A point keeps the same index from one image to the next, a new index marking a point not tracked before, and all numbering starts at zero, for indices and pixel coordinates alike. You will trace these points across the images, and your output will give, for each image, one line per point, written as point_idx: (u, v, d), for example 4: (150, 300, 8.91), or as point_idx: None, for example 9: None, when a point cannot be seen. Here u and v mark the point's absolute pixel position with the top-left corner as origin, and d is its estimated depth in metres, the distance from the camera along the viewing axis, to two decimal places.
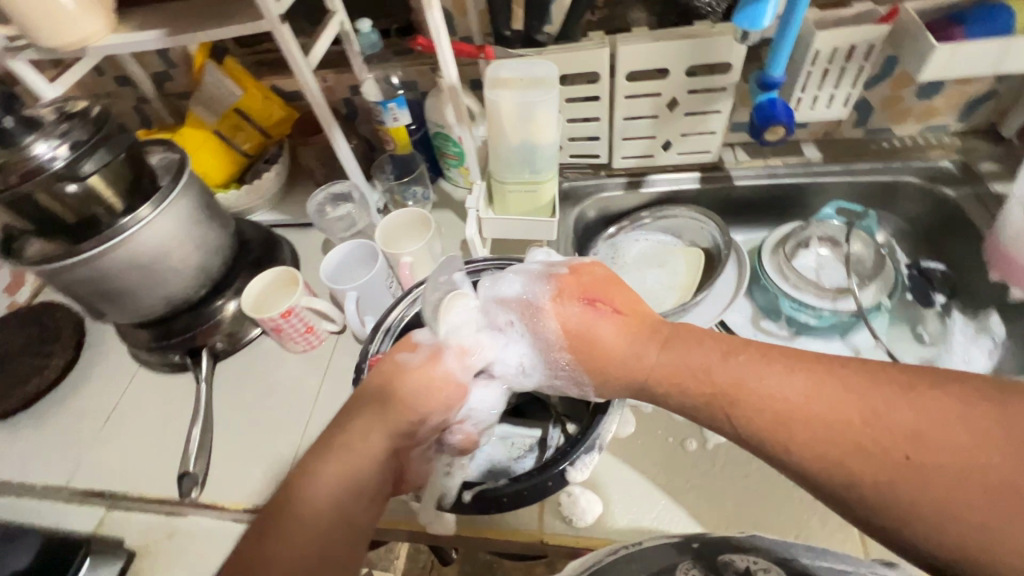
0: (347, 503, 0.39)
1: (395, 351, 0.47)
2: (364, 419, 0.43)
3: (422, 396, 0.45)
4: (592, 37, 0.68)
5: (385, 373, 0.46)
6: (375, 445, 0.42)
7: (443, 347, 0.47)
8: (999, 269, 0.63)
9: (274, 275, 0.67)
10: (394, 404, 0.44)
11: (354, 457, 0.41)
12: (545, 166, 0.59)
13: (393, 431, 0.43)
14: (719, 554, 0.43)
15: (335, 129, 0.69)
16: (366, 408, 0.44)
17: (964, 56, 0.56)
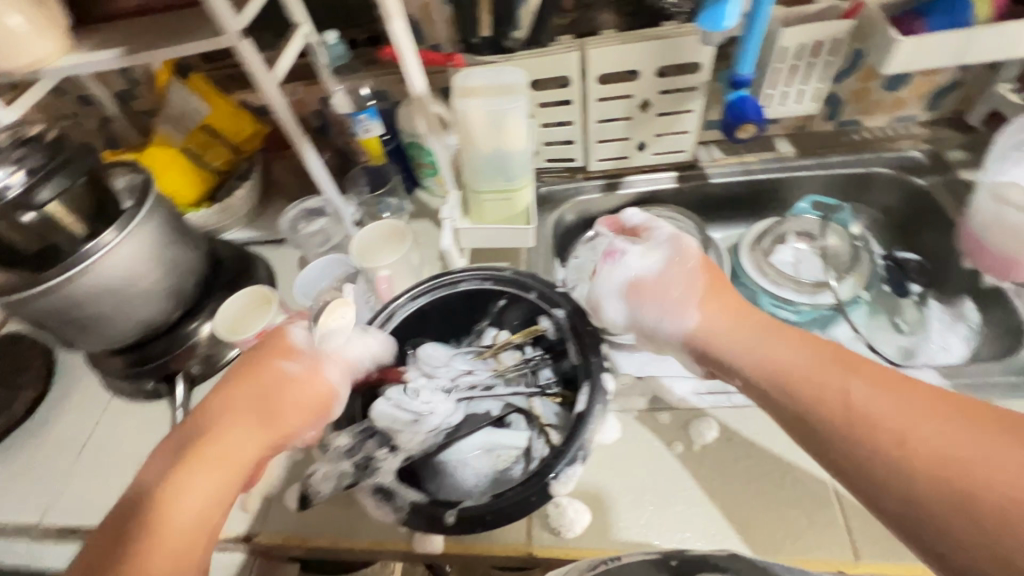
0: (212, 512, 0.40)
1: (268, 357, 0.48)
2: (234, 430, 0.44)
3: (294, 407, 0.46)
4: (561, 41, 0.68)
5: (258, 381, 0.47)
6: (241, 455, 0.43)
7: (320, 362, 0.49)
8: (973, 257, 0.64)
9: (249, 294, 0.67)
10: (271, 413, 0.45)
11: (224, 471, 0.42)
12: (520, 173, 0.59)
13: (261, 442, 0.44)
14: (696, 570, 0.44)
15: (305, 143, 0.68)
16: (233, 419, 0.44)
17: (926, 49, 0.56)
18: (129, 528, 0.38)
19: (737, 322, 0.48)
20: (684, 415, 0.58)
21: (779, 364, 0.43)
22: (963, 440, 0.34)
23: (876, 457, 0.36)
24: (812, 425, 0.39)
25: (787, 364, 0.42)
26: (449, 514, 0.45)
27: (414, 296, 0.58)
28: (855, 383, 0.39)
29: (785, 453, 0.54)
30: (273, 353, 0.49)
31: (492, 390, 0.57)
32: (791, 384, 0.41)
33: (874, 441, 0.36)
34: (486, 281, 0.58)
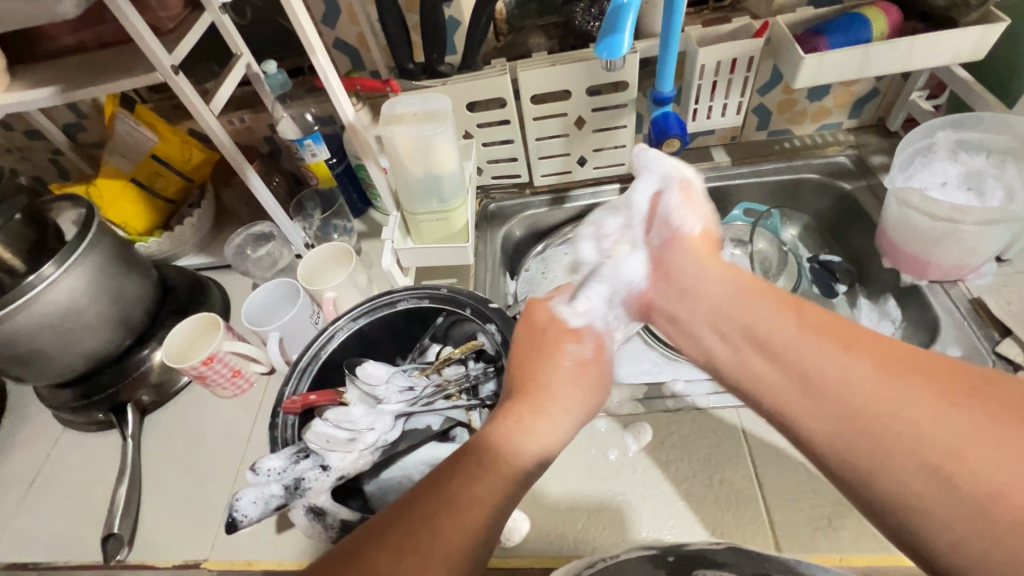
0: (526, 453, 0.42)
1: (561, 334, 0.52)
2: (557, 402, 0.47)
3: (585, 383, 0.49)
4: (494, 64, 0.70)
5: (555, 345, 0.51)
6: (562, 426, 0.46)
7: (600, 340, 0.54)
8: (890, 257, 0.67)
9: (194, 322, 0.67)
10: (571, 379, 0.49)
11: (548, 431, 0.44)
12: (453, 194, 0.61)
13: (578, 411, 0.48)
14: (691, 566, 0.45)
15: (249, 171, 0.69)
16: (567, 382, 0.49)
17: (830, 63, 0.60)
18: (472, 461, 0.40)
19: (707, 270, 0.51)
20: (619, 422, 0.60)
21: (745, 312, 0.46)
22: (956, 422, 0.33)
23: (815, 397, 0.38)
24: (788, 370, 0.41)
25: (746, 307, 0.46)
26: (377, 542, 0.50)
27: (355, 317, 0.59)
28: (816, 335, 0.41)
29: (713, 454, 0.56)
30: (560, 324, 0.53)
31: (432, 405, 0.55)
32: (752, 316, 0.45)
33: (822, 385, 0.38)
34: (424, 299, 0.60)
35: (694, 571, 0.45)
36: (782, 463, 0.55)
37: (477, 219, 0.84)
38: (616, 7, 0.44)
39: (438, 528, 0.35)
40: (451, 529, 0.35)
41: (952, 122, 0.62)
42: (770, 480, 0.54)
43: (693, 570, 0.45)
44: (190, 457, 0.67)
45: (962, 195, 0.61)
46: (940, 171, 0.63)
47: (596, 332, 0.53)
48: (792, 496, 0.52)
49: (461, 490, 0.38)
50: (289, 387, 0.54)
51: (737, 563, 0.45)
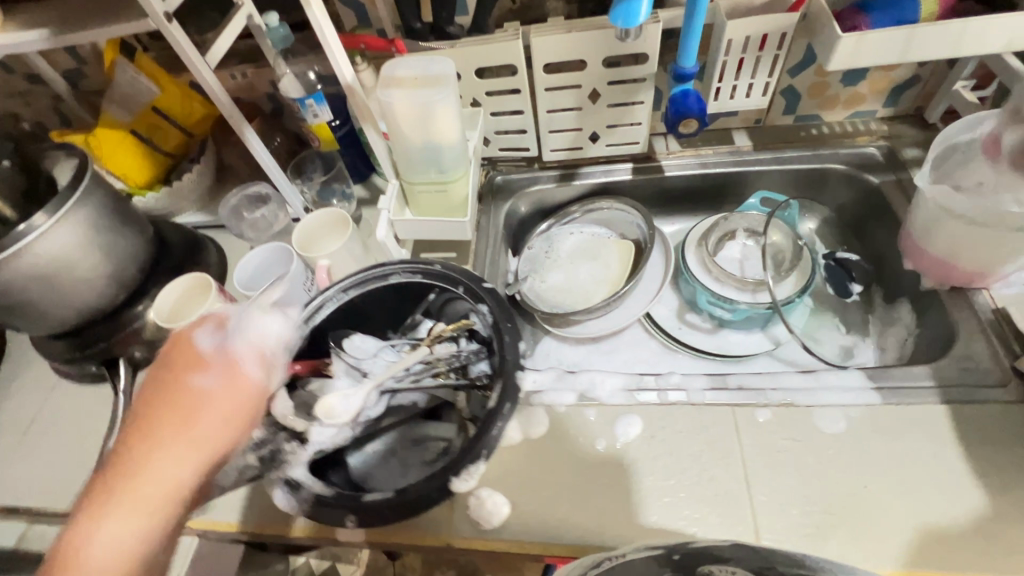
0: (142, 536, 0.38)
1: (188, 372, 0.44)
2: (117, 517, 0.38)
3: (187, 441, 0.41)
4: (506, 28, 0.66)
5: (160, 406, 0.43)
6: (165, 482, 0.40)
7: (236, 354, 0.46)
8: (912, 257, 0.64)
9: (186, 282, 0.66)
10: (193, 444, 0.42)
11: (99, 563, 0.36)
12: (453, 165, 0.58)
13: (197, 465, 0.41)
14: (698, 564, 0.37)
15: (246, 129, 0.67)
16: (115, 503, 0.38)
17: (869, 44, 0.55)
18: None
19: None
20: (610, 411, 0.58)
21: None
22: None
23: None
24: None
25: None
26: (350, 520, 0.46)
27: (344, 288, 0.57)
28: None
29: (703, 451, 0.54)
30: (190, 372, 0.45)
31: (420, 382, 0.56)
32: None
33: None
34: (416, 274, 0.58)
35: (701, 570, 0.37)
36: (775, 466, 0.53)
37: (482, 192, 0.82)
38: None
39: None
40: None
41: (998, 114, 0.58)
42: (761, 483, 0.52)
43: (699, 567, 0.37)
44: None
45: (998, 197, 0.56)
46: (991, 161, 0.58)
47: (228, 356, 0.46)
48: (784, 501, 0.51)
49: None
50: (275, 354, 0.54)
51: (747, 559, 0.36)
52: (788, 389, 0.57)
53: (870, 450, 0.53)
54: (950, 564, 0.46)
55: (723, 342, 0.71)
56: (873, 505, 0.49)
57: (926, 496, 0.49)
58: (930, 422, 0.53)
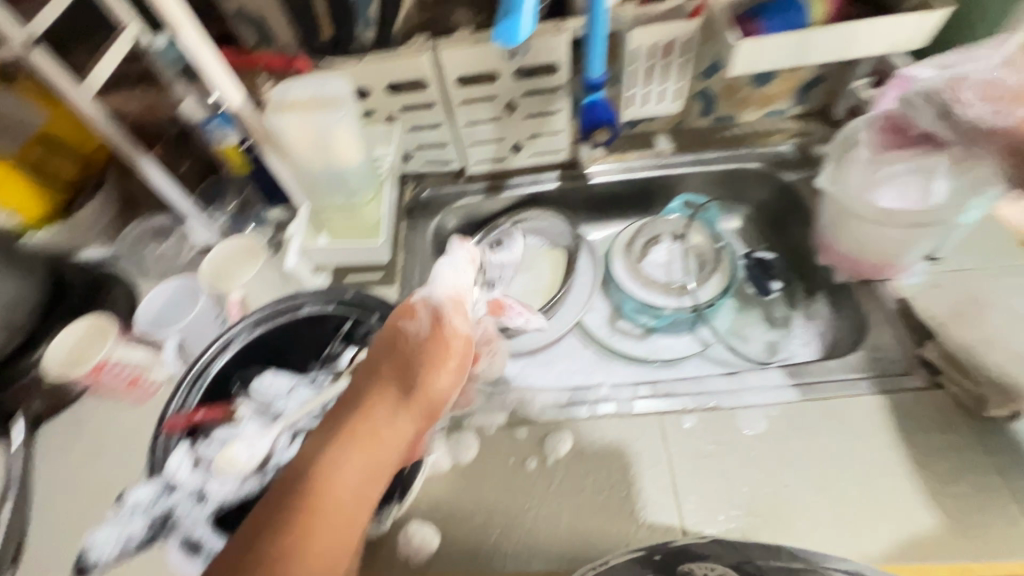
0: (365, 485, 0.40)
1: (394, 316, 0.47)
2: (343, 454, 0.40)
3: (426, 370, 0.45)
4: (413, 41, 0.64)
5: (393, 351, 0.46)
6: (391, 431, 0.43)
7: (442, 311, 0.48)
8: (824, 254, 0.65)
9: (86, 325, 0.61)
10: (406, 399, 0.44)
11: (336, 494, 0.39)
12: (360, 188, 0.56)
13: (415, 417, 0.44)
14: (679, 562, 0.44)
15: (140, 157, 0.63)
16: (341, 441, 0.41)
17: (765, 50, 0.56)
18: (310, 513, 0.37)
19: None
20: (540, 429, 0.57)
21: None
22: None
23: None
24: None
25: None
26: None
27: (255, 322, 0.55)
28: None
29: (633, 463, 0.54)
30: (400, 330, 0.47)
31: None
32: None
33: None
34: (330, 304, 0.56)
35: (681, 566, 0.43)
36: (702, 471, 0.53)
37: (409, 209, 0.79)
38: None
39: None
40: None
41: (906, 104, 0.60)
42: (690, 490, 0.52)
43: (681, 566, 0.43)
44: (88, 470, 0.62)
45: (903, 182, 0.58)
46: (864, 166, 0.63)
47: (432, 305, 0.48)
48: (711, 507, 0.51)
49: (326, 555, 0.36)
50: (176, 402, 0.50)
51: (721, 555, 0.43)
52: (713, 393, 0.57)
53: (791, 447, 0.54)
54: (868, 555, 0.47)
55: (653, 348, 0.71)
56: (795, 503, 0.50)
57: (844, 488, 0.51)
58: (843, 416, 0.55)
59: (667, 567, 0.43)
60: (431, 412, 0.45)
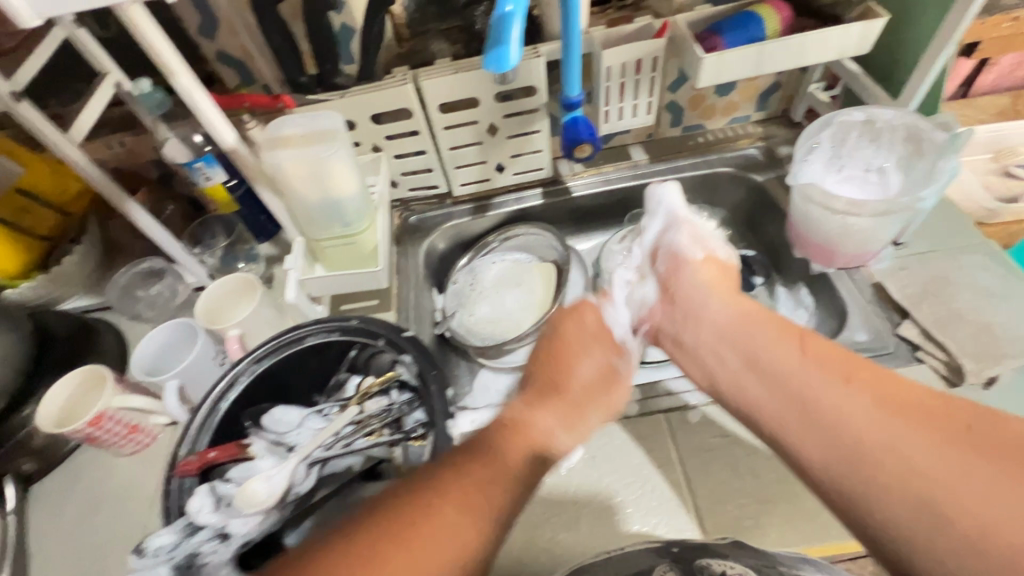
0: (564, 435, 0.52)
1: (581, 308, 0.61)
2: (547, 414, 0.52)
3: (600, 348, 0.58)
4: (394, 73, 0.66)
5: (580, 329, 0.60)
6: (586, 394, 0.55)
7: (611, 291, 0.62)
8: (800, 247, 0.69)
9: (80, 376, 0.60)
10: (559, 390, 0.54)
11: (536, 442, 0.49)
12: (356, 217, 0.57)
13: (605, 385, 0.56)
14: (696, 558, 0.44)
15: (128, 203, 0.63)
16: (542, 402, 0.53)
17: (728, 63, 0.60)
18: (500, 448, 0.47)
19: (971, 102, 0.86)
20: None
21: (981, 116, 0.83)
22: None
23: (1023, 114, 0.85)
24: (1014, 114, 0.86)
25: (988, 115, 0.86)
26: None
27: (259, 357, 0.54)
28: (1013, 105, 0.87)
29: (643, 462, 0.56)
30: (584, 331, 0.59)
31: (352, 445, 0.52)
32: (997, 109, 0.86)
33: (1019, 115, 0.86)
34: (333, 333, 0.56)
35: (699, 563, 0.44)
36: (709, 464, 0.55)
37: (399, 234, 0.81)
38: (500, 17, 0.42)
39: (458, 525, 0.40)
40: (451, 528, 0.39)
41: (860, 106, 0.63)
42: (702, 484, 0.54)
43: (698, 560, 0.44)
44: (87, 527, 0.60)
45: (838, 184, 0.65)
46: (824, 163, 0.65)
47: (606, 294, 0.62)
48: (722, 497, 0.53)
49: (487, 480, 0.43)
50: (185, 447, 0.50)
51: (741, 555, 0.44)
52: None
53: None
54: None
55: None
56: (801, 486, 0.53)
57: None
58: None
59: (684, 560, 0.44)
60: (612, 378, 0.57)
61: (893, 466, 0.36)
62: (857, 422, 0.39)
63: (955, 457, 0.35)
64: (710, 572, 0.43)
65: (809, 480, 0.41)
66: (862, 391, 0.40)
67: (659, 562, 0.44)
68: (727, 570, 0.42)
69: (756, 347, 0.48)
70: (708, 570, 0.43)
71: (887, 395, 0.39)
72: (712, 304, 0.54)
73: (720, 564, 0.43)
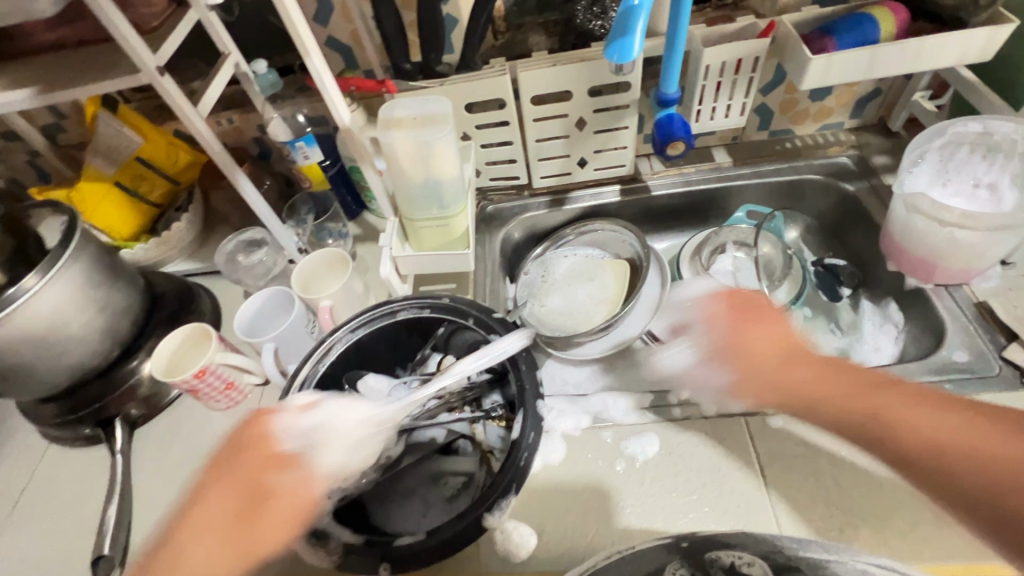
0: None
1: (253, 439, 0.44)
2: None
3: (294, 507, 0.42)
4: (492, 63, 0.68)
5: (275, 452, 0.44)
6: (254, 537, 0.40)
7: (306, 470, 0.44)
8: (896, 260, 0.67)
9: (185, 333, 0.65)
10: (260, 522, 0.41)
11: None
12: (453, 200, 0.59)
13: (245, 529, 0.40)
14: (706, 551, 0.44)
15: (239, 174, 0.67)
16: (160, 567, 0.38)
17: (838, 64, 0.59)
18: None
19: None
20: (624, 430, 0.59)
21: None
22: None
23: None
24: None
25: None
26: (383, 568, 0.45)
27: (355, 327, 0.57)
28: None
29: (721, 464, 0.55)
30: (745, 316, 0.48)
31: (437, 418, 0.57)
32: None
33: None
34: (425, 309, 0.58)
35: (708, 554, 0.44)
36: (792, 472, 0.54)
37: (476, 222, 0.82)
38: (627, 8, 0.43)
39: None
40: None
41: (976, 116, 0.60)
42: (780, 491, 0.53)
43: (708, 554, 0.44)
44: (184, 471, 0.65)
45: (953, 196, 0.62)
46: (927, 178, 0.63)
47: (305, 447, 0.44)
48: (805, 506, 0.52)
49: None
50: (288, 403, 0.53)
51: (750, 545, 0.44)
52: None
53: None
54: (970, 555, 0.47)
55: None
56: (890, 505, 0.51)
57: None
58: None
59: (695, 556, 0.45)
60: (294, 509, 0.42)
61: (966, 464, 0.37)
62: (948, 434, 0.39)
63: (987, 425, 0.39)
64: (720, 565, 0.44)
65: (911, 468, 0.39)
66: (934, 404, 0.40)
67: (668, 558, 0.45)
68: (735, 562, 0.44)
69: (799, 376, 0.44)
70: (716, 563, 0.44)
71: (928, 395, 0.41)
72: (752, 340, 0.46)
73: (730, 556, 0.44)
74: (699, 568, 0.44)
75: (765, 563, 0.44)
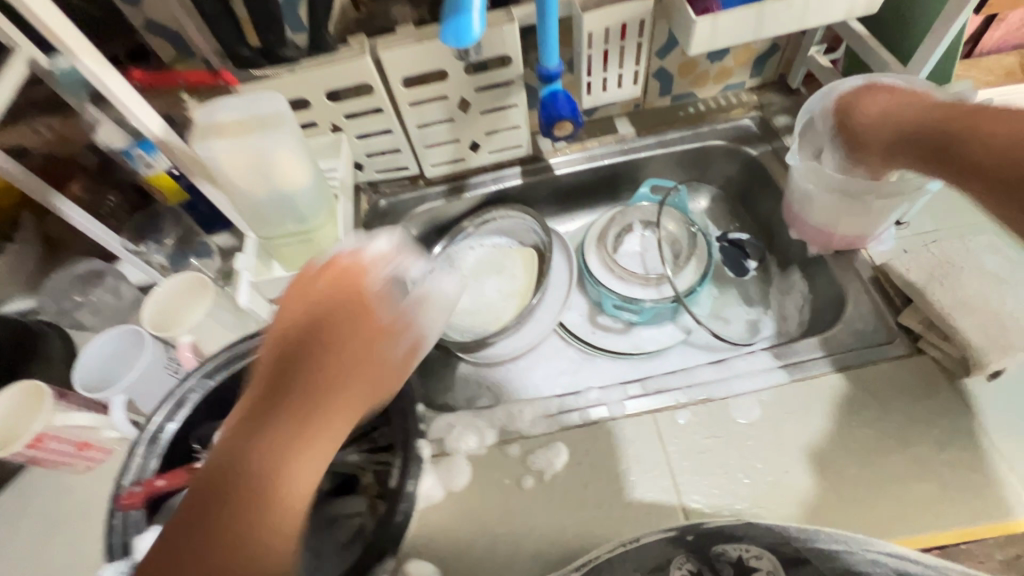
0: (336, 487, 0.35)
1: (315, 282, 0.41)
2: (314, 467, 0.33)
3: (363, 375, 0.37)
4: (350, 43, 0.59)
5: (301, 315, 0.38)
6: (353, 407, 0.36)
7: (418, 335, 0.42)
8: (796, 227, 0.66)
9: (11, 396, 0.54)
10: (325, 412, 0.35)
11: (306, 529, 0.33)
12: (310, 212, 0.51)
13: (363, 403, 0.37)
14: (711, 544, 0.44)
15: (57, 198, 0.57)
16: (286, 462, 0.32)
17: (724, 25, 0.54)
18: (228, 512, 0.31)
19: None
20: (532, 442, 0.55)
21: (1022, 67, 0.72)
22: None
23: None
24: None
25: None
26: None
27: (215, 369, 0.49)
28: None
29: (631, 467, 0.52)
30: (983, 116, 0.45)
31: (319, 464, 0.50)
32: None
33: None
34: None
35: (714, 547, 0.44)
36: (702, 466, 0.52)
37: (367, 220, 0.74)
38: None
39: (244, 564, 0.30)
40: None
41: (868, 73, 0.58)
42: (691, 489, 0.51)
43: (715, 547, 0.44)
44: (42, 549, 0.56)
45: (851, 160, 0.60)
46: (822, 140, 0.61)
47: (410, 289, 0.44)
48: (719, 502, 0.50)
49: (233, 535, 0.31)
50: (128, 476, 0.45)
51: (756, 536, 0.43)
52: (704, 383, 0.56)
53: (786, 428, 0.53)
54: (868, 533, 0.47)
55: (636, 339, 0.72)
56: (797, 490, 0.50)
57: (838, 470, 0.50)
58: (835, 390, 0.54)
59: (701, 548, 0.44)
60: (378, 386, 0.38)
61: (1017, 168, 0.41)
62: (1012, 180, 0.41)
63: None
64: (727, 560, 0.44)
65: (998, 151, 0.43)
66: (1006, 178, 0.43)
67: (675, 552, 0.44)
68: (742, 556, 0.44)
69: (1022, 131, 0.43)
70: (724, 557, 0.44)
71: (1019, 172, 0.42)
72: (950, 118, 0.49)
73: (737, 550, 0.44)
74: (704, 562, 0.44)
75: (772, 557, 0.43)
